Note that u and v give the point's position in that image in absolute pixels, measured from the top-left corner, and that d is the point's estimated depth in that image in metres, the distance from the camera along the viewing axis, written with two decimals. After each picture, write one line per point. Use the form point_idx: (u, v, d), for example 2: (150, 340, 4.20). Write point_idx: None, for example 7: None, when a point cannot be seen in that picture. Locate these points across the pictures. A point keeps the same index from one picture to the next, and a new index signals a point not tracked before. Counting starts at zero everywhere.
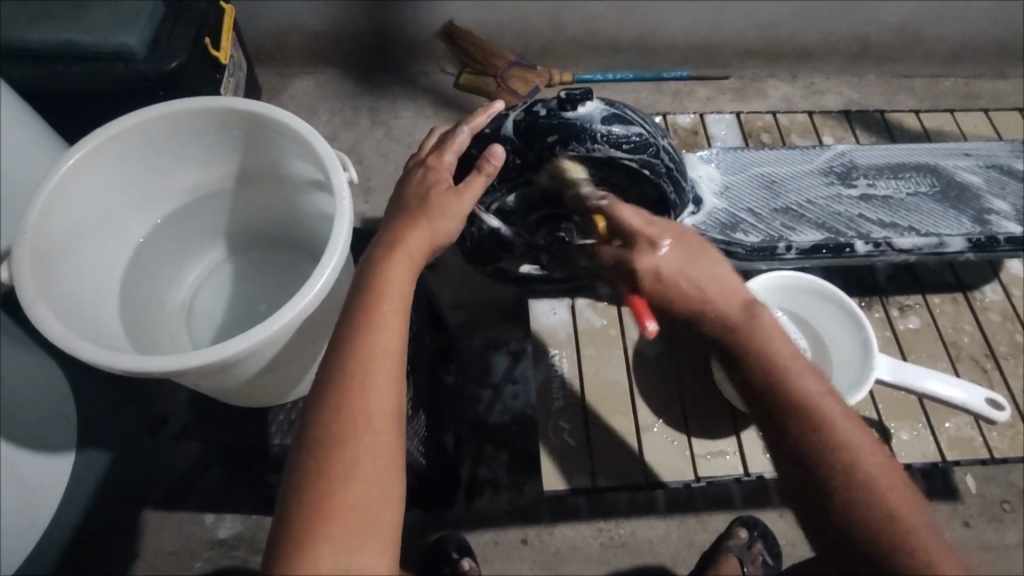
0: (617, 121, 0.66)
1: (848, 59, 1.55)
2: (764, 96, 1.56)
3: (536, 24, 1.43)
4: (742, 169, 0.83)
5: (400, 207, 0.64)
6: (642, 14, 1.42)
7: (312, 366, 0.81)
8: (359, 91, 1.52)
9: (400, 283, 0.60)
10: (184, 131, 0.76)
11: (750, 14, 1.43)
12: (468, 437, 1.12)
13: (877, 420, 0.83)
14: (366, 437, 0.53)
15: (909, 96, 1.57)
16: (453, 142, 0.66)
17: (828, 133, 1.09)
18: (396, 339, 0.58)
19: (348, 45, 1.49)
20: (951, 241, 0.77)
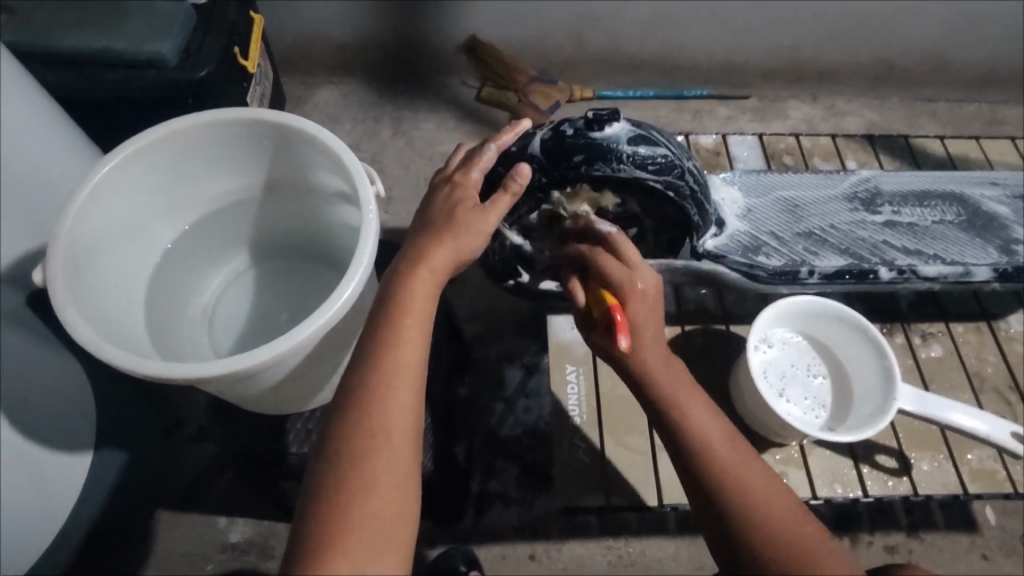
0: (643, 142, 0.67)
1: (871, 82, 1.55)
2: (784, 117, 1.56)
3: (559, 39, 1.45)
4: (766, 192, 0.82)
5: (425, 221, 0.65)
6: (666, 33, 1.43)
7: (331, 375, 0.82)
8: (382, 101, 1.54)
9: (422, 298, 0.60)
10: (215, 140, 0.78)
11: (772, 35, 1.43)
12: (481, 447, 1.12)
13: (898, 449, 0.82)
14: (386, 450, 0.54)
15: (931, 121, 1.57)
16: (480, 159, 0.66)
17: (852, 156, 1.09)
18: (417, 352, 0.58)
19: (373, 56, 1.52)
20: (977, 270, 0.75)
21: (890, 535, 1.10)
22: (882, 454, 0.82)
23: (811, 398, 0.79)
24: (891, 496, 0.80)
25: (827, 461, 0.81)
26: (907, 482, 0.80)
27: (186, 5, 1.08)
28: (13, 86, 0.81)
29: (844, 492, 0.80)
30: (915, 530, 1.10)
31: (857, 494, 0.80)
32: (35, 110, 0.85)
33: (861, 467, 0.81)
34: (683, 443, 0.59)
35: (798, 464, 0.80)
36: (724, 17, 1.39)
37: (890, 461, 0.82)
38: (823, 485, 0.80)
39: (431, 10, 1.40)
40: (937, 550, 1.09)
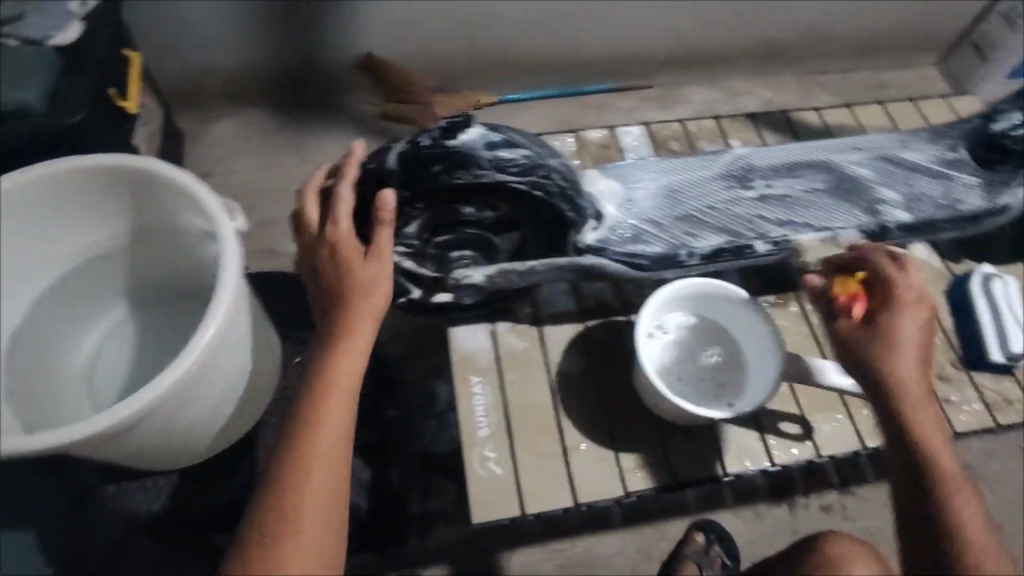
0: (501, 146, 0.65)
1: (762, 61, 1.62)
2: (686, 103, 1.61)
3: (456, 48, 1.44)
4: (645, 180, 0.81)
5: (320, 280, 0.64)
6: (559, 32, 1.45)
7: (222, 418, 0.80)
8: (284, 129, 1.51)
9: (355, 335, 0.60)
10: (67, 192, 0.73)
11: (661, 25, 1.47)
12: (417, 469, 1.09)
13: (799, 415, 0.84)
14: (309, 489, 0.53)
15: (823, 92, 1.65)
16: (341, 206, 0.64)
17: (736, 135, 1.12)
18: (349, 394, 0.58)
19: (269, 83, 1.47)
20: (844, 233, 0.79)
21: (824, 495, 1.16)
22: (785, 421, 0.84)
23: (709, 377, 0.80)
24: (798, 462, 0.82)
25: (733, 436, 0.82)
26: (810, 446, 0.83)
27: (47, 47, 1.01)
28: None
29: (753, 465, 0.82)
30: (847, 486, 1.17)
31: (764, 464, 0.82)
32: None
33: (767, 437, 0.83)
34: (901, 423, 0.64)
35: (706, 443, 0.82)
36: (611, 11, 1.42)
37: (793, 427, 0.84)
38: (732, 460, 0.82)
39: (319, 30, 1.36)
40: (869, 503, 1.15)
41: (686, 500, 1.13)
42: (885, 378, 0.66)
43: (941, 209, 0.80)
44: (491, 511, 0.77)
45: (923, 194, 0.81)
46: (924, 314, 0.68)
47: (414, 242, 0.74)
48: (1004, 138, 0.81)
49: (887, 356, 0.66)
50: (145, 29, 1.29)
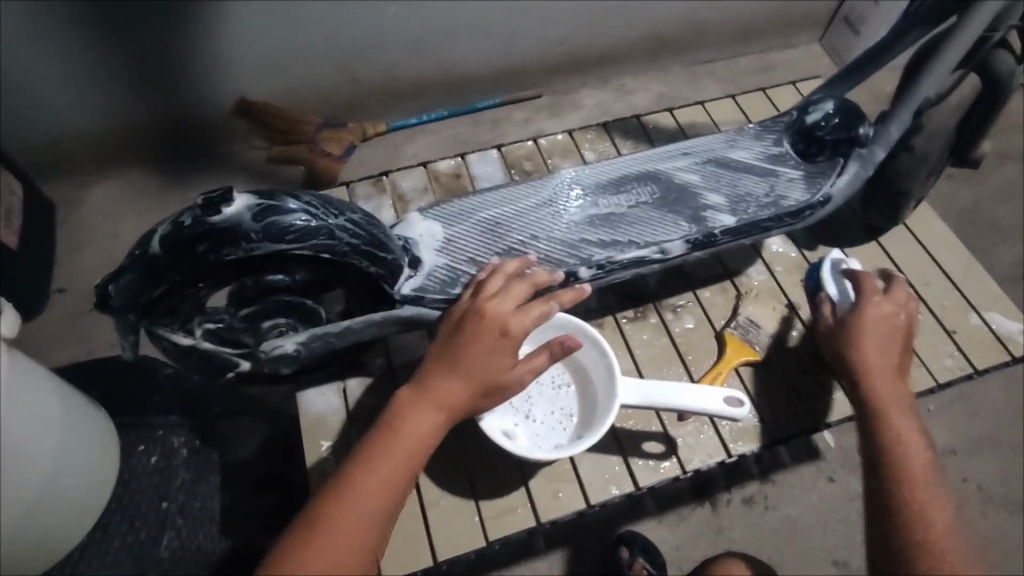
0: (272, 213, 0.61)
1: (648, 57, 1.62)
2: (579, 107, 1.61)
3: (329, 82, 1.39)
4: (465, 218, 0.79)
5: (462, 354, 0.62)
6: (434, 54, 1.41)
7: (48, 525, 0.74)
8: (161, 186, 1.44)
9: (458, 390, 0.61)
10: None
11: (536, 36, 1.46)
12: None
13: (662, 432, 0.83)
14: (331, 532, 0.55)
15: (712, 81, 1.67)
16: (539, 313, 0.64)
17: (589, 147, 1.11)
18: (404, 460, 0.59)
19: (138, 140, 1.39)
20: (671, 247, 0.77)
21: (748, 487, 1.14)
22: (648, 441, 0.82)
23: (558, 411, 0.77)
24: (664, 481, 0.80)
25: (593, 464, 0.80)
26: (675, 463, 0.81)
27: None
28: None
29: (618, 491, 0.79)
30: (767, 475, 1.15)
31: (630, 489, 0.80)
32: None
33: (631, 460, 0.81)
34: (873, 408, 0.71)
35: (569, 475, 0.80)
36: (481, 28, 1.40)
37: (656, 445, 0.82)
38: (596, 490, 0.79)
39: (171, 84, 1.29)
40: (788, 488, 1.15)
41: (608, 517, 1.12)
42: (869, 367, 0.73)
43: (764, 208, 0.80)
44: None
45: (747, 194, 0.81)
46: (893, 319, 0.76)
47: (218, 319, 0.69)
48: (816, 129, 0.82)
49: (858, 347, 0.74)
50: None
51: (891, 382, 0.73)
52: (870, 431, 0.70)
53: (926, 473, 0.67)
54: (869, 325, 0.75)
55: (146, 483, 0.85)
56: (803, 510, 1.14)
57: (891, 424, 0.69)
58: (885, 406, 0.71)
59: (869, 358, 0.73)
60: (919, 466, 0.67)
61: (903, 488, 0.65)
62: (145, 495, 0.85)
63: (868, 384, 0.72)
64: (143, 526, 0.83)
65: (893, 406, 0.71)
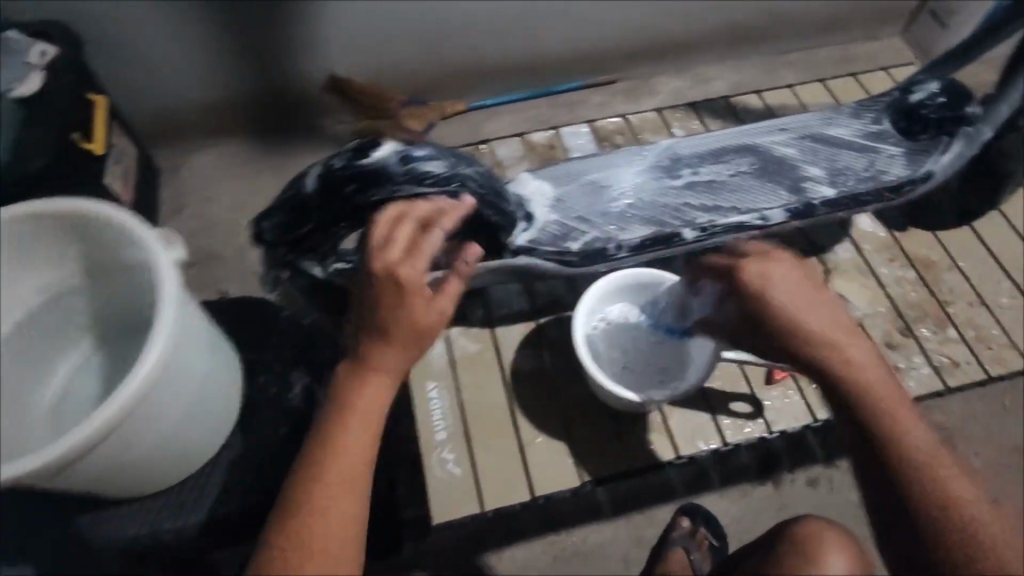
0: (413, 159, 0.68)
1: (727, 45, 1.64)
2: (654, 94, 1.64)
3: (420, 61, 1.46)
4: (571, 179, 0.84)
5: (374, 310, 0.57)
6: (519, 37, 1.47)
7: (194, 438, 0.84)
8: (258, 155, 1.54)
9: (401, 345, 0.57)
10: (19, 238, 0.77)
11: (619, 20, 1.49)
12: (403, 482, 1.11)
13: (750, 395, 0.87)
14: (314, 527, 0.50)
15: (789, 72, 1.67)
16: (427, 245, 0.60)
17: (679, 125, 1.15)
18: (367, 429, 0.55)
19: (239, 112, 1.49)
20: (771, 214, 0.81)
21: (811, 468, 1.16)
22: (736, 401, 0.87)
23: (652, 360, 0.84)
24: (750, 440, 0.84)
25: (683, 419, 0.86)
26: (762, 423, 0.86)
27: (9, 101, 1.11)
28: None
29: (706, 445, 0.85)
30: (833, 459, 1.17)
31: (717, 444, 0.85)
32: None
33: (719, 419, 0.86)
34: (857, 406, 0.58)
35: (660, 428, 0.86)
36: (566, 13, 1.44)
37: (744, 406, 0.87)
38: (685, 444, 0.85)
39: (275, 61, 1.38)
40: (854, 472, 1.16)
41: (674, 484, 1.16)
42: (841, 358, 0.59)
43: (864, 181, 0.83)
44: (454, 511, 0.80)
45: (847, 168, 0.84)
46: (802, 293, 0.63)
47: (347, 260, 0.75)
48: (920, 107, 0.85)
49: (800, 335, 0.61)
50: (110, 77, 1.33)
51: (878, 370, 0.59)
52: (863, 432, 0.58)
53: (948, 475, 0.55)
54: (801, 309, 0.62)
55: (265, 413, 0.94)
56: None
57: (899, 415, 0.57)
58: (868, 396, 0.58)
59: (836, 340, 0.60)
60: (929, 464, 0.55)
61: (918, 487, 0.55)
62: (265, 424, 0.93)
63: (832, 377, 0.59)
64: (263, 451, 0.91)
65: (872, 399, 0.58)
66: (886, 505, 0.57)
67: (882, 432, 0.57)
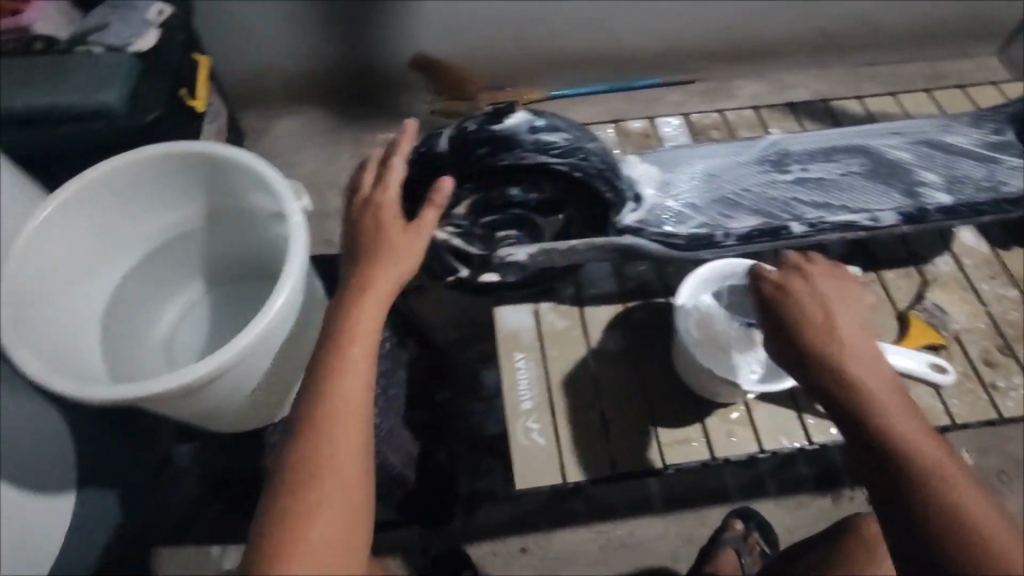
0: (543, 129, 0.70)
1: (812, 53, 1.61)
2: (732, 97, 1.62)
3: (508, 46, 1.48)
4: (680, 164, 0.85)
5: (360, 244, 0.66)
6: (607, 28, 1.47)
7: (292, 384, 0.87)
8: (339, 127, 1.57)
9: (393, 274, 0.65)
10: (154, 178, 0.79)
11: (709, 19, 1.48)
12: (463, 453, 1.16)
13: None
14: (330, 443, 0.56)
15: (874, 85, 1.62)
16: (391, 175, 0.69)
17: (776, 124, 1.14)
18: (365, 353, 0.61)
19: (327, 83, 1.53)
20: (882, 216, 0.80)
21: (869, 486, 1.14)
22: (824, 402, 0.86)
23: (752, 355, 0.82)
24: (836, 441, 0.84)
25: (770, 414, 0.86)
26: None
27: (126, 55, 1.10)
28: None
29: (790, 443, 0.84)
30: None
31: (803, 443, 0.84)
32: None
33: (806, 418, 0.86)
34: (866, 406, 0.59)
35: (744, 421, 0.86)
36: (655, 8, 1.43)
37: None
38: (769, 439, 0.84)
39: (376, 33, 1.42)
40: None
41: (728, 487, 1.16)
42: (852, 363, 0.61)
43: (982, 191, 0.81)
44: (535, 479, 0.82)
45: (965, 176, 0.82)
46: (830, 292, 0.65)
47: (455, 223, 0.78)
48: None
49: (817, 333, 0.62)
50: (215, 36, 1.37)
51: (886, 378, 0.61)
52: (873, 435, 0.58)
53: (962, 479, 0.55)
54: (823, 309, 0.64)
55: None
56: None
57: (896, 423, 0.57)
58: (875, 400, 0.59)
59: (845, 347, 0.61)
60: (943, 470, 0.55)
61: (932, 494, 0.54)
62: None
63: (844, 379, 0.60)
64: None
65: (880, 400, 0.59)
66: (890, 510, 0.56)
67: (885, 435, 0.57)
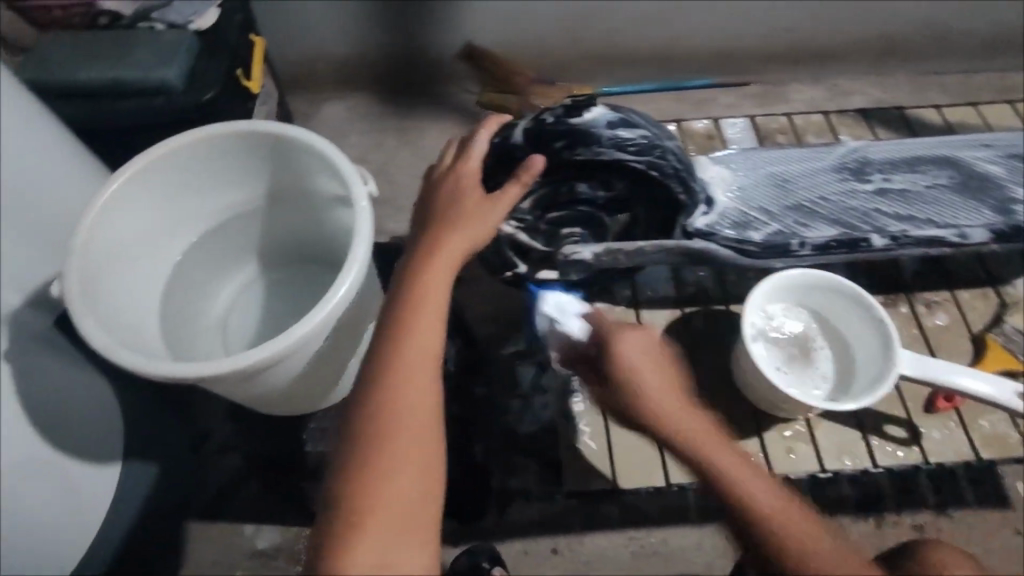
0: (622, 125, 0.69)
1: (873, 59, 1.53)
2: (786, 100, 1.53)
3: (559, 39, 1.44)
4: (754, 168, 0.82)
5: (437, 215, 0.67)
6: (662, 25, 1.42)
7: (342, 372, 0.86)
8: (385, 115, 1.52)
9: (461, 243, 0.65)
10: (220, 155, 0.79)
11: (769, 19, 1.42)
12: (497, 449, 1.13)
13: (906, 419, 0.83)
14: (398, 433, 0.55)
15: (939, 93, 1.54)
16: (474, 148, 0.69)
17: (845, 132, 1.09)
18: (431, 340, 0.60)
19: (375, 68, 1.51)
20: (971, 232, 0.75)
21: (918, 515, 1.06)
22: (890, 424, 0.83)
23: (816, 370, 0.79)
24: (902, 465, 0.80)
25: (833, 433, 0.82)
26: (918, 451, 0.81)
27: (187, 32, 1.10)
28: (43, 117, 0.81)
29: (854, 464, 0.81)
30: (945, 509, 1.06)
31: (867, 466, 0.81)
32: (56, 128, 0.83)
33: (870, 439, 0.82)
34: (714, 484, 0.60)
35: (805, 438, 0.82)
36: (715, 4, 1.38)
37: (899, 431, 0.82)
38: (830, 458, 0.81)
39: (426, 19, 1.40)
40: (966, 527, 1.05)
41: None
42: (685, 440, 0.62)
43: None
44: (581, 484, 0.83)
45: None
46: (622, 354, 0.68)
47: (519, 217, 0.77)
48: None
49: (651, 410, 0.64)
50: (270, 17, 1.37)
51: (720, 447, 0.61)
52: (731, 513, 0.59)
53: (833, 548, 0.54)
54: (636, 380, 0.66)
55: None
56: (981, 558, 1.03)
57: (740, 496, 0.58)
58: (717, 470, 0.60)
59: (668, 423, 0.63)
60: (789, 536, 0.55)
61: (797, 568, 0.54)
62: None
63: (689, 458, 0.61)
64: None
65: (723, 472, 0.59)
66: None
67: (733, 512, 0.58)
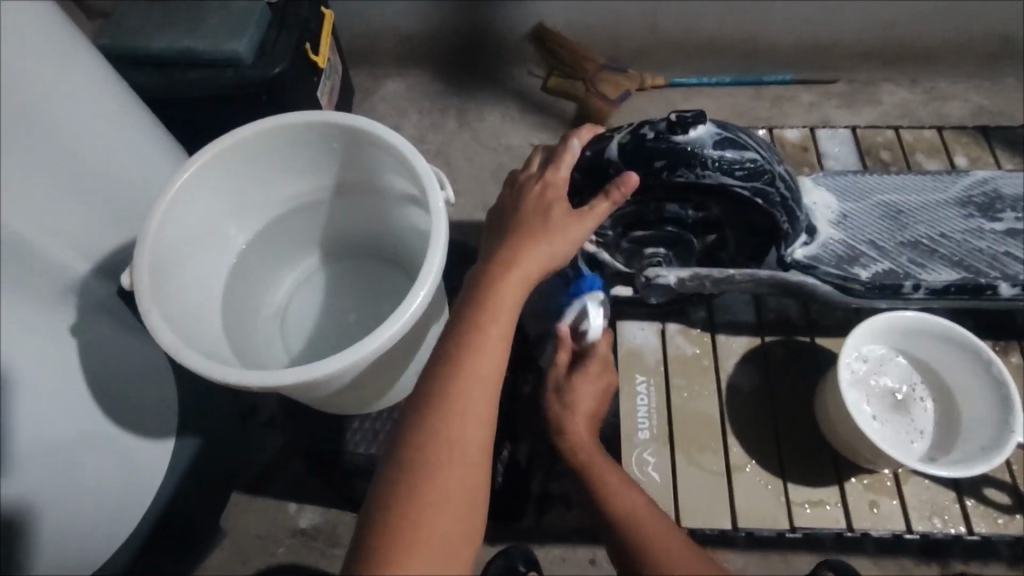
0: (729, 145, 0.63)
1: (983, 62, 1.37)
2: (876, 102, 1.37)
3: (634, 24, 1.34)
4: (862, 195, 0.77)
5: (518, 223, 0.61)
6: (749, 13, 1.30)
7: (400, 375, 0.84)
8: (446, 94, 1.44)
9: (534, 262, 0.59)
10: (289, 145, 0.76)
11: (870, 11, 1.29)
12: (542, 449, 1.04)
13: (1011, 484, 0.76)
14: (455, 461, 0.51)
15: None
16: (567, 155, 0.65)
17: (960, 151, 0.98)
18: (495, 364, 0.55)
19: (439, 47, 1.44)
20: None
21: None
22: (992, 487, 0.76)
23: (911, 421, 0.72)
24: (1000, 535, 0.74)
25: (923, 491, 0.75)
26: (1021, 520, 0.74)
27: (260, 2, 1.07)
28: (116, 89, 0.78)
29: (944, 526, 0.74)
30: None
31: (960, 530, 0.74)
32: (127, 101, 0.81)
33: (965, 500, 0.75)
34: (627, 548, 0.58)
35: (891, 493, 0.76)
36: None
37: (1002, 496, 0.75)
38: (920, 518, 0.74)
39: None
40: None
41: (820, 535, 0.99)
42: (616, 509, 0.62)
43: None
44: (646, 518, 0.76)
45: None
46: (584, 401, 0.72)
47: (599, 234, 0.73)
48: None
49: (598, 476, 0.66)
50: None
51: (645, 508, 0.62)
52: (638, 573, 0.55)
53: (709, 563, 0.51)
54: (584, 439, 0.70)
55: None
56: None
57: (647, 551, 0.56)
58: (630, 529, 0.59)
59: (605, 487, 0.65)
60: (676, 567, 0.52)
61: None
62: None
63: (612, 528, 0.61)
64: None
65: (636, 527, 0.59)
66: None
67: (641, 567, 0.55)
